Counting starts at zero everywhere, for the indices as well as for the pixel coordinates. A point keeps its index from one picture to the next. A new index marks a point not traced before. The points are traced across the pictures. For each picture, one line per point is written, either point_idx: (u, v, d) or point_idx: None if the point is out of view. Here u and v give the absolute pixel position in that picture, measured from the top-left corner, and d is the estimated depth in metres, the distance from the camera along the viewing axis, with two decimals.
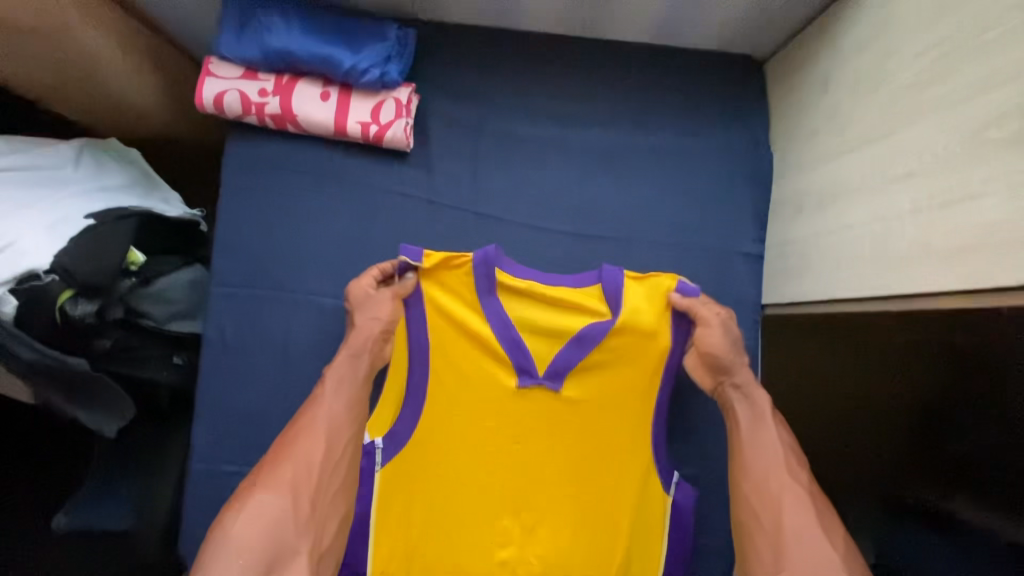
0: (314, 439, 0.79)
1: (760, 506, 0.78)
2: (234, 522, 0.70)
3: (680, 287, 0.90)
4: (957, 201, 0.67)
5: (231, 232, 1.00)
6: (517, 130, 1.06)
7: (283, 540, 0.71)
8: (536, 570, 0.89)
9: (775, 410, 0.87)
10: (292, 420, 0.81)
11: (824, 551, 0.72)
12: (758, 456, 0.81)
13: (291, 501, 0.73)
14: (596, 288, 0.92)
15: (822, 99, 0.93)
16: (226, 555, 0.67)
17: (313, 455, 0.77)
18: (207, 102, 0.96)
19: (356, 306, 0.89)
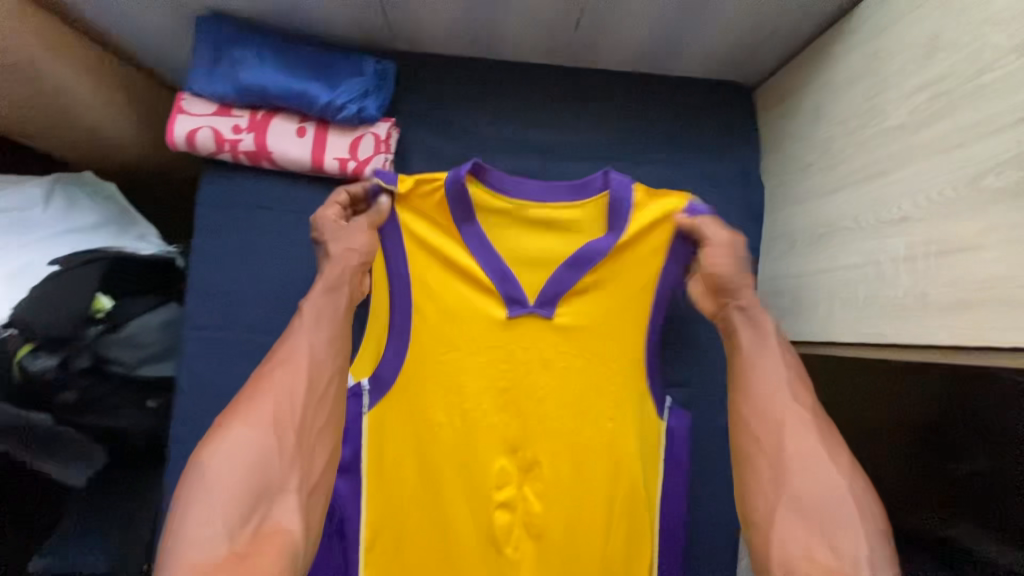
0: (292, 371, 0.74)
1: (764, 433, 0.74)
2: (211, 459, 0.65)
3: (691, 207, 0.89)
4: (956, 250, 0.63)
5: (205, 273, 0.96)
6: (500, 162, 1.03)
7: (269, 475, 0.67)
8: (535, 508, 0.90)
9: (780, 331, 0.82)
10: (268, 353, 0.77)
11: (829, 478, 0.68)
12: (760, 378, 0.78)
13: (274, 435, 0.69)
14: (587, 202, 0.92)
15: (814, 131, 0.90)
16: (202, 494, 0.63)
17: (295, 388, 0.73)
18: (179, 139, 0.93)
19: (329, 238, 0.86)
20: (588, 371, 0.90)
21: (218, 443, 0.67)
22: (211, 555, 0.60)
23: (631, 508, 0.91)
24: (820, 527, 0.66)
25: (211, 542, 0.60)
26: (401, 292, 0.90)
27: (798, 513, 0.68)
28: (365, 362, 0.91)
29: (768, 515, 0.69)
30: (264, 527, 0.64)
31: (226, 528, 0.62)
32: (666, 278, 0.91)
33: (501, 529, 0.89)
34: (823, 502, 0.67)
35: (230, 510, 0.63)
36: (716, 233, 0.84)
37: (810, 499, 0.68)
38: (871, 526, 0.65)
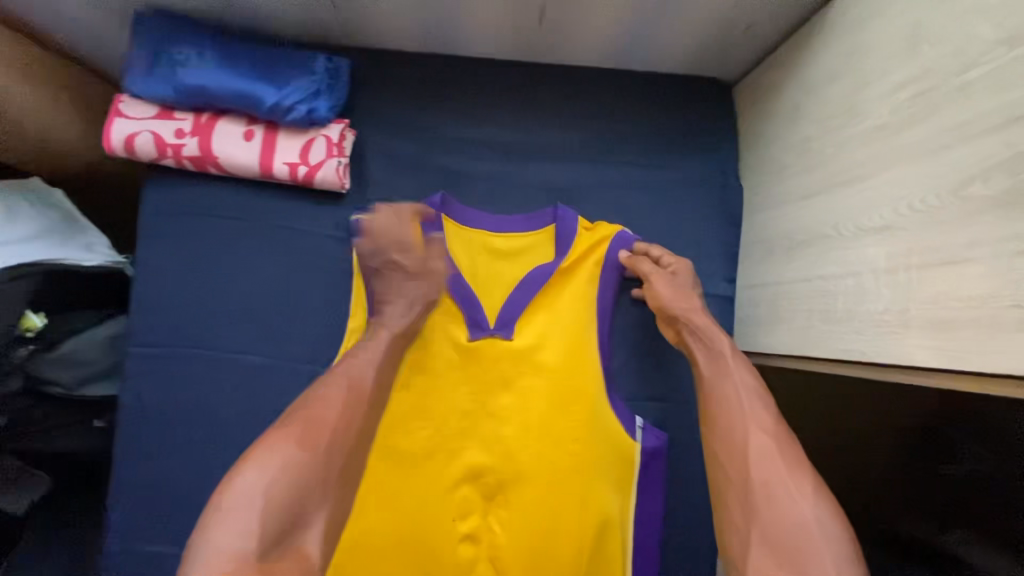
0: (352, 398, 0.72)
1: (728, 461, 0.71)
2: (258, 469, 0.64)
3: (624, 238, 0.95)
4: (938, 263, 0.58)
5: (150, 285, 0.91)
6: (463, 165, 0.98)
7: (308, 500, 0.65)
8: (499, 536, 0.90)
9: (737, 349, 0.80)
10: (332, 372, 0.74)
11: (795, 511, 0.64)
12: (718, 402, 0.75)
13: (324, 460, 0.67)
14: (549, 229, 0.96)
15: (793, 130, 0.84)
16: (246, 514, 0.61)
17: (347, 416, 0.71)
18: (117, 144, 0.88)
19: (410, 269, 0.84)
20: (547, 391, 0.92)
21: (266, 462, 0.64)
22: (239, 566, 0.59)
23: (601, 539, 0.89)
24: (788, 562, 0.62)
25: (240, 554, 0.59)
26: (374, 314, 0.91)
27: (766, 547, 0.64)
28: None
29: (740, 550, 0.66)
30: (288, 551, 0.63)
31: (257, 543, 0.61)
32: (604, 301, 0.94)
33: (466, 560, 0.90)
34: (792, 535, 0.63)
35: (266, 526, 0.61)
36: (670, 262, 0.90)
37: (776, 532, 0.64)
38: (844, 555, 0.60)
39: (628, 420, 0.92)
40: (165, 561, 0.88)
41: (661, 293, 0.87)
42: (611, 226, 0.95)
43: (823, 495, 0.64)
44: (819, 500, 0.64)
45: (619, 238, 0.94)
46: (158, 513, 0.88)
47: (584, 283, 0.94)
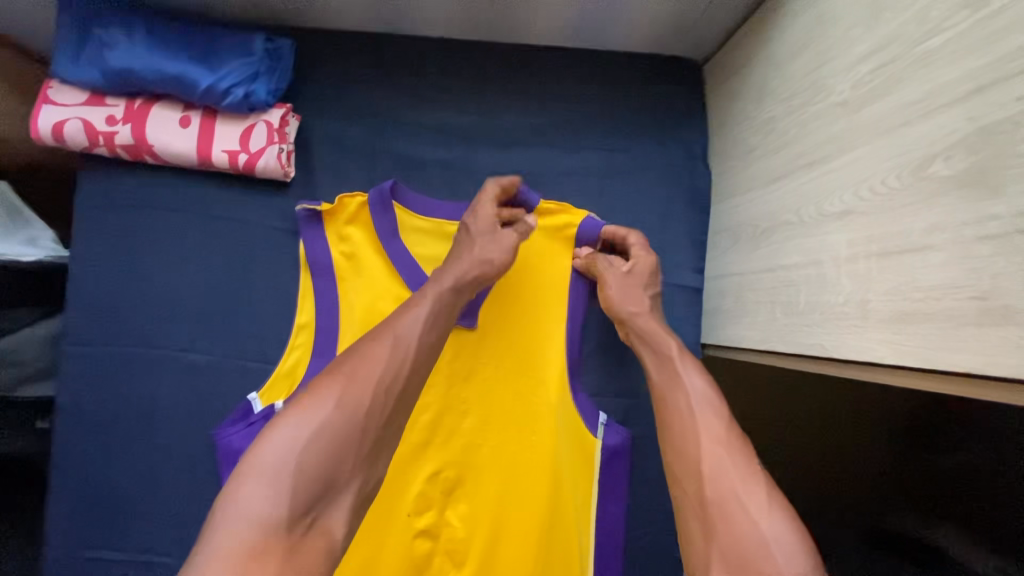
0: (397, 357, 0.65)
1: (683, 475, 0.65)
2: (294, 427, 0.57)
3: (589, 223, 0.89)
4: (898, 250, 0.53)
5: (85, 280, 0.87)
6: (416, 150, 0.92)
7: (341, 468, 0.58)
8: (459, 533, 0.87)
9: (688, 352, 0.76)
10: (377, 329, 0.67)
11: (749, 526, 0.58)
12: (668, 409, 0.70)
13: (363, 422, 0.60)
14: None
15: (759, 110, 0.79)
16: (270, 476, 0.54)
17: (389, 377, 0.63)
18: (45, 132, 0.83)
19: (476, 237, 0.79)
20: (509, 382, 0.89)
21: (299, 419, 0.58)
22: (265, 535, 0.52)
23: (557, 538, 0.86)
24: None
25: (267, 520, 0.52)
26: (323, 309, 0.87)
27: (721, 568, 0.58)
28: (282, 383, 0.85)
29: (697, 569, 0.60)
30: (317, 524, 0.55)
31: (287, 510, 0.53)
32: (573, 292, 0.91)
33: (421, 556, 0.87)
34: (746, 550, 0.57)
35: (298, 491, 0.54)
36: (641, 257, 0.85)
37: (733, 550, 0.58)
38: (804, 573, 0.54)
39: (590, 416, 0.89)
40: (106, 567, 0.85)
41: (611, 293, 0.83)
42: (579, 213, 0.90)
43: (779, 509, 0.59)
44: (774, 514, 0.58)
45: (587, 226, 0.89)
46: (97, 519, 0.85)
47: (550, 267, 0.91)
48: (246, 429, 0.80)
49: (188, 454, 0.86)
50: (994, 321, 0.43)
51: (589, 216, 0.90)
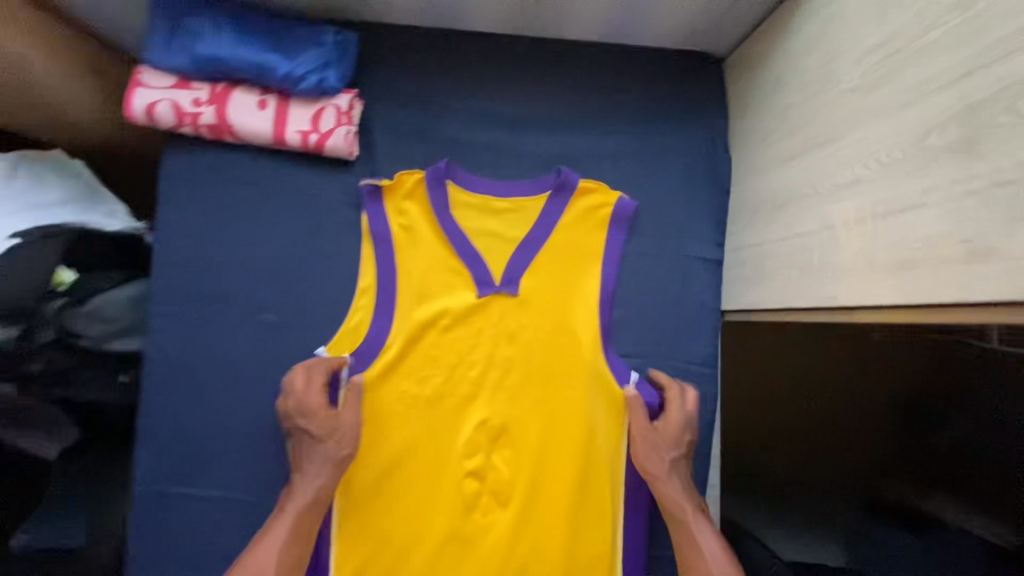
0: None
1: None
2: None
3: (618, 202, 1.01)
4: (899, 210, 0.63)
5: (171, 245, 0.96)
6: (466, 133, 1.02)
7: None
8: (504, 475, 0.97)
9: (702, 516, 0.90)
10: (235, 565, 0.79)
11: None
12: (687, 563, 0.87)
13: None
14: (550, 193, 1.01)
15: (777, 100, 0.90)
16: None
17: None
18: (138, 112, 0.92)
19: (322, 432, 0.89)
20: (548, 343, 0.99)
21: None
22: None
23: (590, 479, 0.98)
24: None
25: None
26: (383, 274, 0.98)
27: None
28: (347, 338, 0.97)
29: None
30: None
31: None
32: (605, 261, 1.02)
33: (470, 494, 0.96)
34: None
35: None
36: (673, 420, 0.95)
37: None
38: None
39: (621, 373, 0.99)
40: (191, 501, 0.94)
41: (640, 453, 0.95)
42: (612, 192, 1.02)
43: None
44: None
45: (619, 206, 1.01)
46: (182, 457, 0.95)
47: (584, 242, 1.01)
48: (316, 379, 0.94)
49: (264, 402, 0.96)
50: (975, 261, 0.53)
51: (619, 194, 1.02)
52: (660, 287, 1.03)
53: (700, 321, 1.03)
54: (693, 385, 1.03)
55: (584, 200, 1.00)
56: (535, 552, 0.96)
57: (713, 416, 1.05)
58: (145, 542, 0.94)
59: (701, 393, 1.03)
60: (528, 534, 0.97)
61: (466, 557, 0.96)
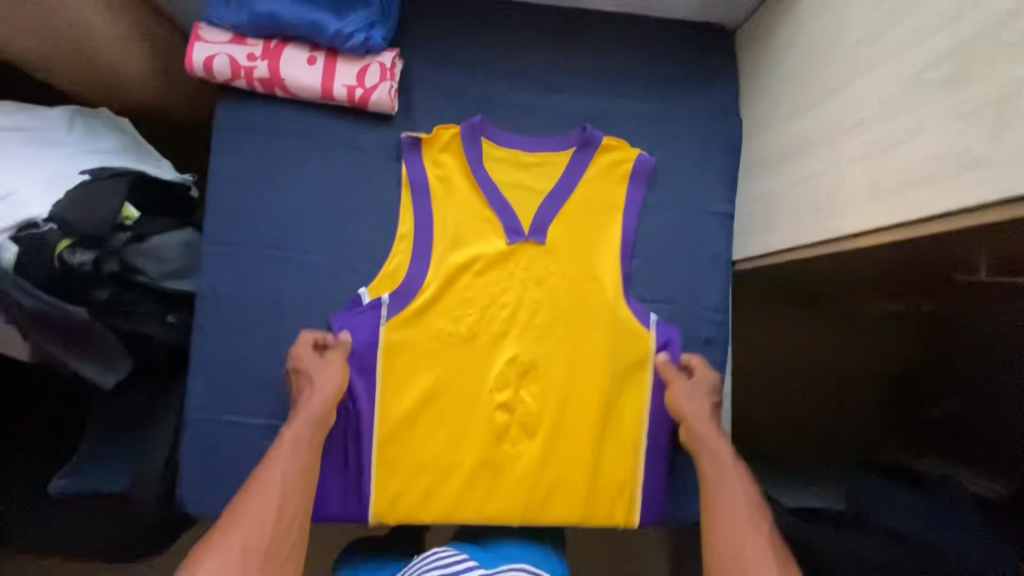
0: (265, 497, 0.79)
1: (727, 552, 0.80)
2: None
3: (638, 159, 1.10)
4: (900, 141, 0.72)
5: (223, 191, 1.03)
6: (498, 93, 1.10)
7: None
8: (531, 407, 1.05)
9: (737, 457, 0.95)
10: (243, 485, 0.81)
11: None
12: (723, 483, 0.90)
13: (241, 563, 0.71)
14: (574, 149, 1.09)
15: (786, 61, 0.98)
16: None
17: (264, 516, 0.77)
18: (197, 65, 0.99)
19: (311, 369, 0.96)
20: (574, 287, 1.07)
21: None
22: None
23: (611, 413, 1.07)
24: None
25: None
26: (421, 221, 1.06)
27: None
28: (387, 280, 1.04)
29: None
30: None
31: None
32: (628, 213, 1.10)
33: (501, 426, 1.04)
34: None
35: None
36: (705, 377, 1.05)
37: None
38: None
39: (642, 315, 1.08)
40: (242, 429, 1.01)
41: (680, 396, 1.02)
42: (632, 149, 1.10)
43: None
44: None
45: (639, 161, 1.09)
46: (233, 389, 1.01)
47: (607, 194, 1.09)
48: (359, 314, 1.02)
49: None
50: (967, 172, 0.62)
51: (640, 151, 1.10)
52: (677, 238, 1.11)
53: (714, 270, 1.12)
54: (707, 328, 1.11)
55: (606, 155, 1.08)
56: (561, 478, 1.05)
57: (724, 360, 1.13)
58: (197, 467, 1.00)
59: (713, 337, 1.11)
60: (555, 461, 1.06)
61: (496, 483, 1.04)
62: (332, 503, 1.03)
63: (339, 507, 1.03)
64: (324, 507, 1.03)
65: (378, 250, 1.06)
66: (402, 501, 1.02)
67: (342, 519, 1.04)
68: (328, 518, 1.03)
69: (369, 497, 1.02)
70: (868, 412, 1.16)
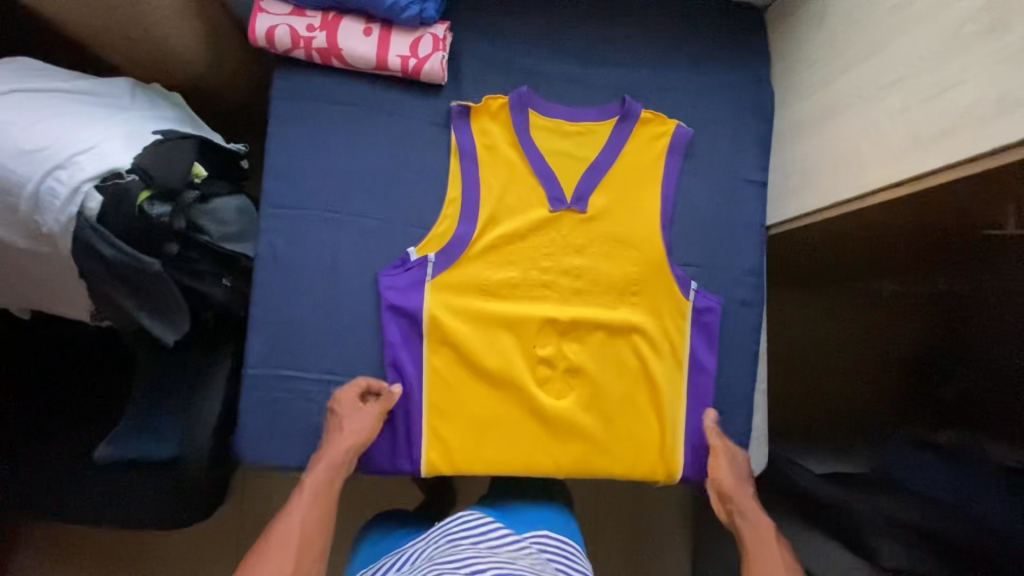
0: (285, 548, 0.86)
1: None
2: None
3: (677, 129, 1.14)
4: (942, 91, 0.78)
5: (282, 157, 1.07)
6: (542, 65, 1.15)
7: None
8: (573, 361, 1.10)
9: (776, 532, 1.00)
10: (263, 536, 0.88)
11: None
12: (768, 559, 0.95)
13: None
14: (616, 120, 1.14)
15: (820, 32, 1.04)
16: None
17: (284, 565, 0.84)
18: (260, 36, 1.04)
19: (342, 414, 1.01)
20: (616, 252, 1.12)
21: None
22: None
23: (650, 368, 1.11)
24: None
25: None
26: (469, 187, 1.10)
27: None
28: (433, 241, 1.09)
29: None
30: None
31: None
32: (667, 181, 1.14)
33: (545, 380, 1.10)
34: None
35: None
36: (737, 454, 1.11)
37: None
38: None
39: (683, 283, 1.13)
40: (299, 383, 1.05)
41: (721, 475, 1.07)
42: (671, 122, 1.14)
43: None
44: None
45: (677, 132, 1.14)
46: (291, 346, 1.05)
47: (646, 164, 1.14)
48: (407, 272, 1.07)
49: (363, 297, 1.08)
50: (1010, 110, 0.68)
51: (677, 122, 1.15)
52: (713, 204, 1.16)
53: (748, 235, 1.16)
54: (742, 291, 1.16)
55: (646, 126, 1.13)
56: (606, 430, 1.10)
57: (758, 323, 1.17)
58: (256, 422, 1.04)
59: (748, 298, 1.16)
60: (597, 413, 1.10)
61: (540, 435, 1.09)
62: (382, 461, 1.07)
63: (391, 465, 1.07)
64: (376, 466, 1.08)
65: (428, 215, 1.10)
66: (452, 452, 1.07)
67: (393, 473, 1.08)
68: (381, 471, 1.08)
69: (420, 447, 1.07)
70: (872, 396, 1.40)
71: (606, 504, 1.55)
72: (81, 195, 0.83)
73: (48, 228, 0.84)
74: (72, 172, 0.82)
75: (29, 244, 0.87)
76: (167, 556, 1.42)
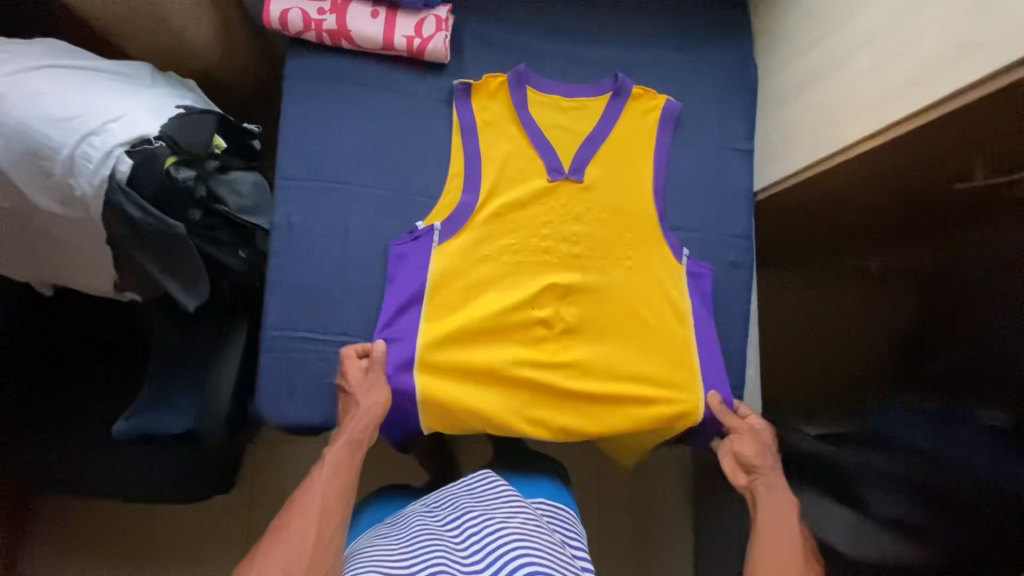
0: (309, 511, 0.87)
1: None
2: None
3: (667, 103, 1.21)
4: (908, 48, 0.86)
5: (295, 133, 1.14)
6: (538, 45, 1.23)
7: None
8: (570, 322, 1.15)
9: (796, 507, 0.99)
10: (288, 504, 0.89)
11: None
12: (780, 522, 0.96)
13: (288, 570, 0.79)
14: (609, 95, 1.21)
15: (799, 6, 1.12)
16: None
17: (308, 526, 0.85)
18: (274, 18, 1.10)
19: (358, 391, 1.04)
20: (612, 220, 1.18)
21: None
22: None
23: (647, 327, 1.17)
24: None
25: None
26: (472, 159, 1.17)
27: None
28: (439, 210, 1.15)
29: None
30: None
31: None
32: (659, 151, 1.21)
33: (541, 340, 1.15)
34: None
35: None
36: (762, 429, 1.12)
37: None
38: None
39: (675, 249, 1.20)
40: (314, 346, 1.11)
41: (747, 447, 1.09)
42: (661, 96, 1.21)
43: None
44: None
45: (667, 105, 1.21)
46: (306, 310, 1.11)
47: (639, 135, 1.20)
48: (415, 240, 1.13)
49: (375, 263, 1.14)
50: (967, 57, 0.76)
51: (667, 96, 1.22)
52: (703, 172, 1.23)
53: (737, 201, 1.23)
54: (732, 253, 1.22)
55: (638, 99, 1.19)
56: (601, 388, 1.14)
57: (748, 286, 1.24)
58: (273, 384, 1.09)
59: (739, 260, 1.23)
60: (594, 373, 1.15)
61: (537, 393, 1.13)
62: (392, 423, 1.12)
63: (401, 427, 1.13)
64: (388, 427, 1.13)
65: (434, 186, 1.16)
66: (451, 410, 1.10)
67: (405, 433, 1.14)
68: (390, 433, 1.14)
69: (420, 410, 1.10)
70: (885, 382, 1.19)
71: (609, 472, 1.60)
72: (113, 158, 0.89)
73: (82, 191, 0.90)
74: (105, 138, 0.89)
75: (62, 209, 0.93)
76: (181, 531, 1.45)
